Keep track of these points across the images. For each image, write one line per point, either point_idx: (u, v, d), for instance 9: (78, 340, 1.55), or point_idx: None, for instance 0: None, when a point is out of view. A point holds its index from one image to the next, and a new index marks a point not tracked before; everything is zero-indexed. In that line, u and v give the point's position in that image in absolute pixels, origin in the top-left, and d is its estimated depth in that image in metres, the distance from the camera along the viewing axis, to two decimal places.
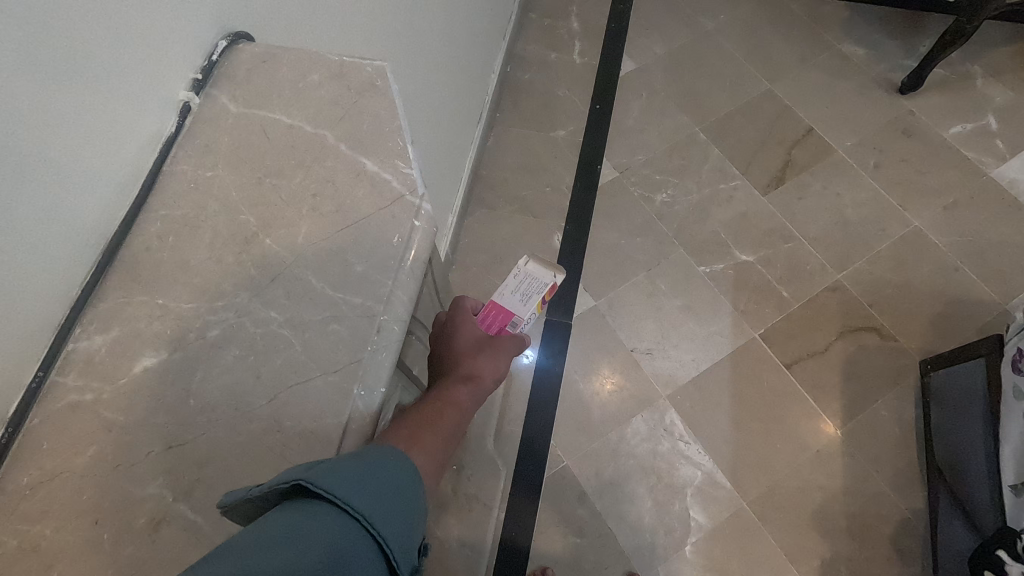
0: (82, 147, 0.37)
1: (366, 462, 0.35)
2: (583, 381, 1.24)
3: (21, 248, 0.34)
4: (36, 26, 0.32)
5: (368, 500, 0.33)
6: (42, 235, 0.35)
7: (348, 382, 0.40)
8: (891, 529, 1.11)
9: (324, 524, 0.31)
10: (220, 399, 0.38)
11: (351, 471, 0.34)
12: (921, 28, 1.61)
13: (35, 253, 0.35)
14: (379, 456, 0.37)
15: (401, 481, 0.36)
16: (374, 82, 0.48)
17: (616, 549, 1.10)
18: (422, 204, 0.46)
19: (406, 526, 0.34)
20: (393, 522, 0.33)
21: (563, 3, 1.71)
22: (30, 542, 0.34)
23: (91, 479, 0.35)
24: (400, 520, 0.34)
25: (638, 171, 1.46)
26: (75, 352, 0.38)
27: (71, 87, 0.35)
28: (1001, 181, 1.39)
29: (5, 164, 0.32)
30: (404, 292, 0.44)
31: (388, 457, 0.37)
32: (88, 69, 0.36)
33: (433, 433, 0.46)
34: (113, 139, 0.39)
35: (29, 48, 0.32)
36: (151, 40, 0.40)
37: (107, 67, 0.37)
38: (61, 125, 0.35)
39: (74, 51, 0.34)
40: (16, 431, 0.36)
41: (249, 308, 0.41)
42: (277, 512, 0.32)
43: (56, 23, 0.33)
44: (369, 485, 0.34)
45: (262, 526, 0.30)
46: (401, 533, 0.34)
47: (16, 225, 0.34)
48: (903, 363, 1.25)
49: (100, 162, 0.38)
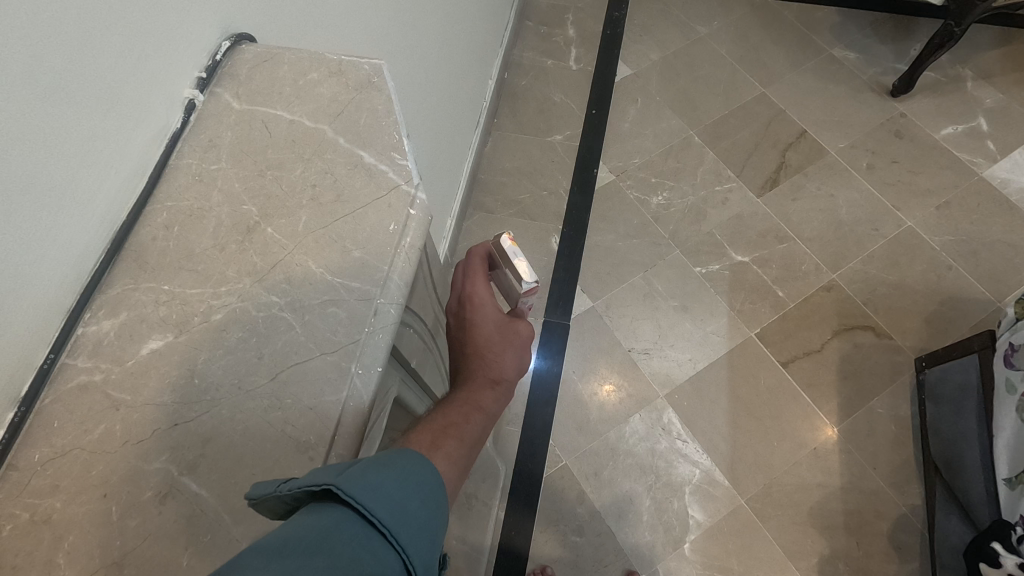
0: (84, 156, 0.38)
1: (393, 470, 0.36)
2: (582, 381, 1.25)
3: (30, 250, 0.36)
4: (38, 39, 0.33)
5: (394, 514, 0.34)
6: (48, 234, 0.37)
7: (346, 362, 0.42)
8: (890, 525, 1.12)
9: (352, 535, 0.32)
10: (224, 377, 0.40)
11: (380, 479, 0.35)
12: (911, 32, 1.64)
13: (41, 250, 0.37)
14: (406, 464, 0.38)
15: (425, 496, 0.37)
16: (371, 80, 0.51)
17: (616, 546, 1.11)
18: (417, 193, 0.48)
19: (429, 541, 0.35)
20: (417, 537, 0.34)
21: (559, 11, 1.74)
22: (41, 515, 0.35)
23: (100, 455, 0.37)
24: (422, 536, 0.35)
25: (634, 174, 1.48)
26: (85, 335, 0.40)
27: (74, 95, 0.36)
28: (993, 181, 1.41)
29: (13, 175, 0.34)
30: (401, 277, 0.46)
31: (413, 467, 0.38)
32: (90, 81, 0.37)
33: (458, 437, 0.46)
34: (114, 144, 0.41)
35: (31, 53, 0.33)
36: (150, 45, 0.41)
37: (106, 73, 0.38)
38: (64, 132, 0.36)
39: (76, 62, 0.36)
40: (29, 411, 0.37)
41: (252, 292, 0.42)
42: (304, 515, 0.32)
43: (59, 30, 0.34)
44: (397, 498, 0.35)
45: (290, 529, 0.31)
46: (423, 549, 0.35)
47: (23, 226, 0.35)
48: (898, 360, 1.26)
49: (102, 165, 0.40)
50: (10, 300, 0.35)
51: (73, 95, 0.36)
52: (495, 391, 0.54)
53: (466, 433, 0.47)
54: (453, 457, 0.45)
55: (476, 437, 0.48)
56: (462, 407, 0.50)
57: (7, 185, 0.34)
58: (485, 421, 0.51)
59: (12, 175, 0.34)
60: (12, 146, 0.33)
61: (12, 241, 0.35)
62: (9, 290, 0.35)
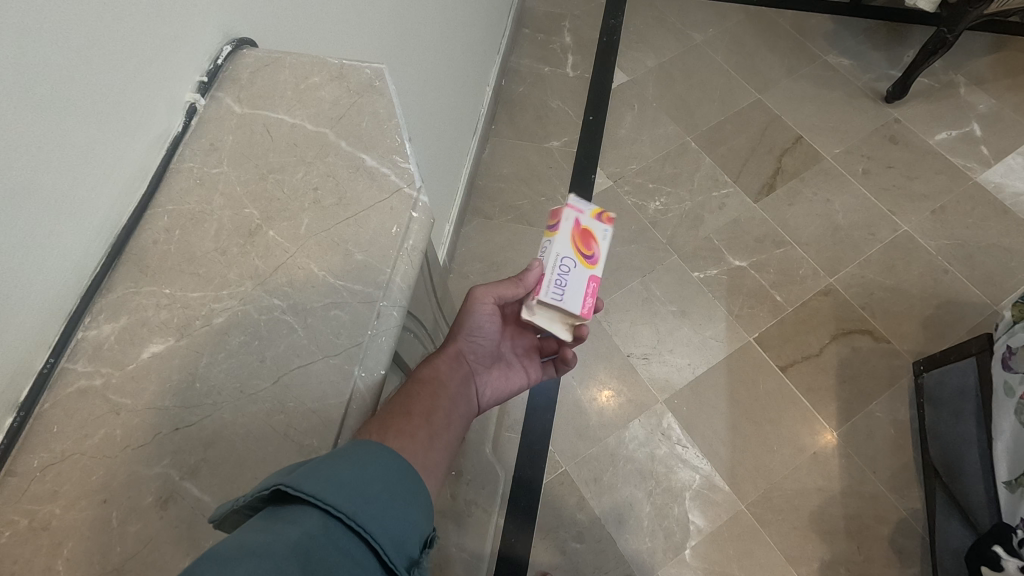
0: (82, 169, 0.38)
1: (349, 459, 0.36)
2: (581, 387, 1.25)
3: (28, 265, 0.36)
4: (29, 50, 0.33)
5: (350, 498, 0.34)
6: (47, 246, 0.37)
7: (349, 364, 0.42)
8: (890, 530, 1.11)
9: (307, 528, 0.32)
10: (226, 380, 0.39)
11: (334, 470, 0.35)
12: (905, 38, 1.65)
13: (39, 261, 0.36)
14: (366, 451, 0.37)
15: (386, 478, 0.37)
16: (373, 84, 0.51)
17: (616, 553, 1.10)
18: (419, 196, 0.48)
19: (394, 521, 0.35)
20: (379, 518, 0.34)
21: (554, 19, 1.75)
22: (40, 521, 0.34)
23: (100, 460, 0.36)
24: (386, 515, 0.35)
25: (631, 180, 1.48)
26: (85, 339, 0.40)
27: (70, 109, 0.36)
28: (987, 185, 1.42)
29: (8, 188, 0.33)
30: (403, 280, 0.46)
31: (373, 452, 0.37)
32: (88, 94, 0.37)
33: (407, 413, 0.49)
34: (112, 157, 0.40)
35: (28, 62, 0.33)
36: (147, 55, 0.41)
37: (104, 85, 0.38)
38: (60, 146, 0.36)
39: (71, 74, 0.36)
40: (28, 416, 0.37)
41: (254, 295, 0.42)
42: (262, 516, 0.32)
43: (56, 43, 0.34)
44: (353, 483, 0.35)
45: (245, 531, 0.31)
46: (389, 528, 0.35)
47: (22, 241, 0.35)
48: (896, 363, 1.26)
49: (100, 176, 0.40)
50: (8, 313, 0.35)
51: (71, 109, 0.36)
52: (435, 364, 0.61)
53: (415, 408, 0.51)
54: (407, 432, 0.47)
55: (424, 412, 0.51)
56: (411, 388, 0.55)
57: (5, 199, 0.33)
58: (430, 398, 0.54)
59: (7, 190, 0.33)
60: (14, 157, 0.33)
61: (12, 257, 0.35)
62: (8, 304, 0.35)
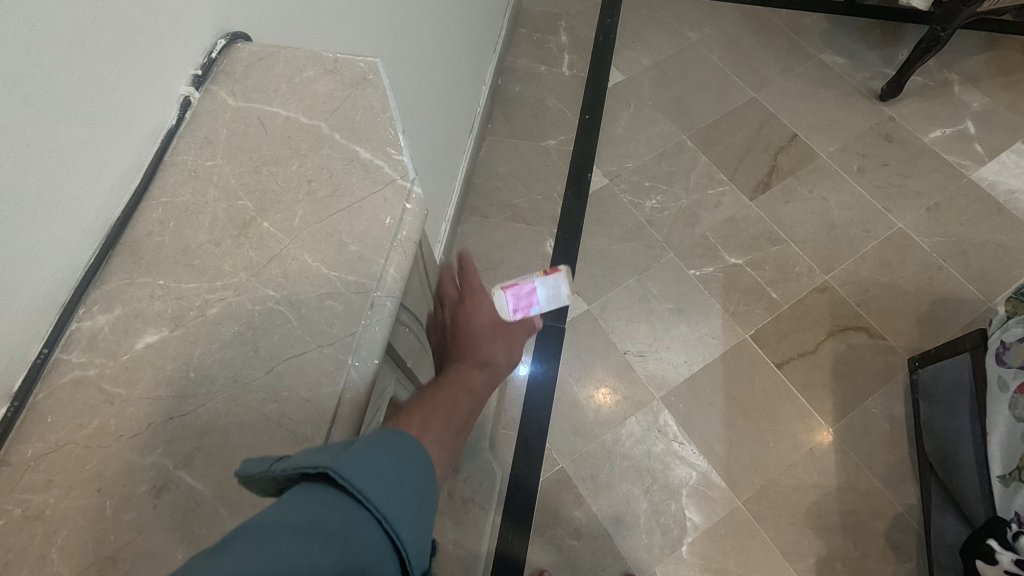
0: (78, 163, 0.38)
1: (390, 450, 0.34)
2: (577, 384, 1.25)
3: (21, 256, 0.36)
4: (26, 45, 0.33)
5: (386, 496, 0.32)
6: (41, 236, 0.37)
7: (342, 354, 0.42)
8: (886, 525, 1.12)
9: (341, 521, 0.30)
10: (220, 370, 0.40)
11: (375, 461, 0.33)
12: (899, 37, 1.66)
13: (32, 252, 0.36)
14: (406, 443, 0.35)
15: (421, 479, 0.35)
16: (367, 77, 0.51)
17: (613, 550, 1.10)
18: (412, 187, 0.48)
19: (422, 528, 0.33)
20: (409, 524, 0.33)
21: (551, 19, 1.76)
22: (34, 510, 0.35)
23: (95, 449, 0.36)
24: (416, 520, 0.33)
25: (627, 178, 1.49)
26: (80, 330, 0.40)
27: (66, 103, 0.37)
28: (982, 183, 1.43)
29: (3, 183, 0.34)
30: (396, 270, 0.46)
31: (414, 447, 0.36)
32: (84, 88, 0.37)
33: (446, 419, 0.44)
34: (106, 150, 0.40)
35: (19, 54, 0.33)
36: (141, 48, 0.41)
37: (99, 79, 0.39)
38: (56, 139, 0.36)
39: (65, 68, 0.36)
40: (22, 407, 0.37)
41: (248, 287, 0.42)
42: (297, 492, 0.31)
43: (52, 38, 0.35)
44: (390, 480, 0.33)
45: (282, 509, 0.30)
46: (416, 535, 0.33)
47: (14, 237, 0.35)
48: (891, 360, 1.27)
49: (95, 169, 0.40)
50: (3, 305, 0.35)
51: (67, 104, 0.37)
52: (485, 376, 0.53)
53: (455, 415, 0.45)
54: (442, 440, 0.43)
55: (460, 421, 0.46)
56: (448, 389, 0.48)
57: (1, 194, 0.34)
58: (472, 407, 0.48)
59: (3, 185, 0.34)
60: (9, 152, 0.34)
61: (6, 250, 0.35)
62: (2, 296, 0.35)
